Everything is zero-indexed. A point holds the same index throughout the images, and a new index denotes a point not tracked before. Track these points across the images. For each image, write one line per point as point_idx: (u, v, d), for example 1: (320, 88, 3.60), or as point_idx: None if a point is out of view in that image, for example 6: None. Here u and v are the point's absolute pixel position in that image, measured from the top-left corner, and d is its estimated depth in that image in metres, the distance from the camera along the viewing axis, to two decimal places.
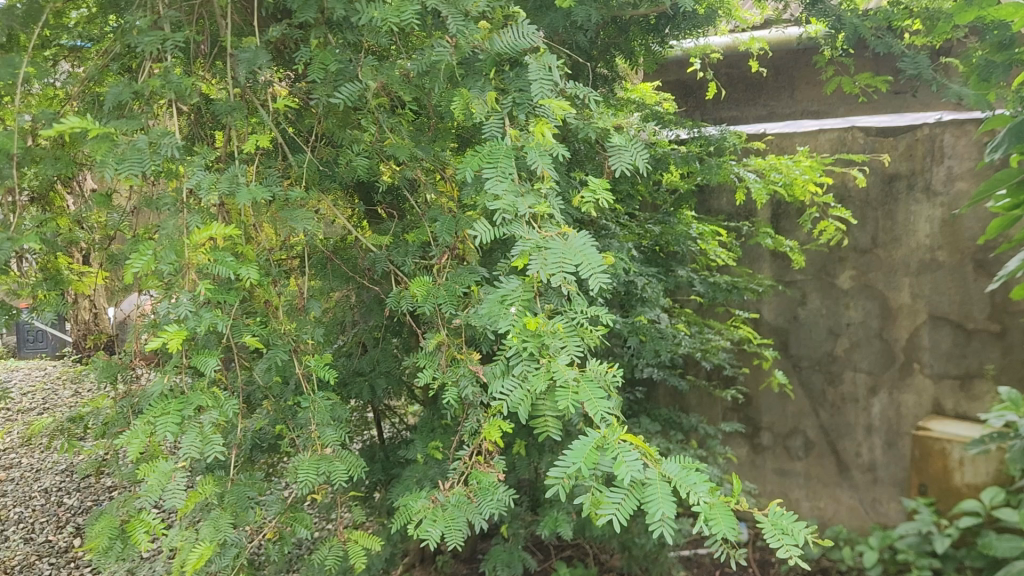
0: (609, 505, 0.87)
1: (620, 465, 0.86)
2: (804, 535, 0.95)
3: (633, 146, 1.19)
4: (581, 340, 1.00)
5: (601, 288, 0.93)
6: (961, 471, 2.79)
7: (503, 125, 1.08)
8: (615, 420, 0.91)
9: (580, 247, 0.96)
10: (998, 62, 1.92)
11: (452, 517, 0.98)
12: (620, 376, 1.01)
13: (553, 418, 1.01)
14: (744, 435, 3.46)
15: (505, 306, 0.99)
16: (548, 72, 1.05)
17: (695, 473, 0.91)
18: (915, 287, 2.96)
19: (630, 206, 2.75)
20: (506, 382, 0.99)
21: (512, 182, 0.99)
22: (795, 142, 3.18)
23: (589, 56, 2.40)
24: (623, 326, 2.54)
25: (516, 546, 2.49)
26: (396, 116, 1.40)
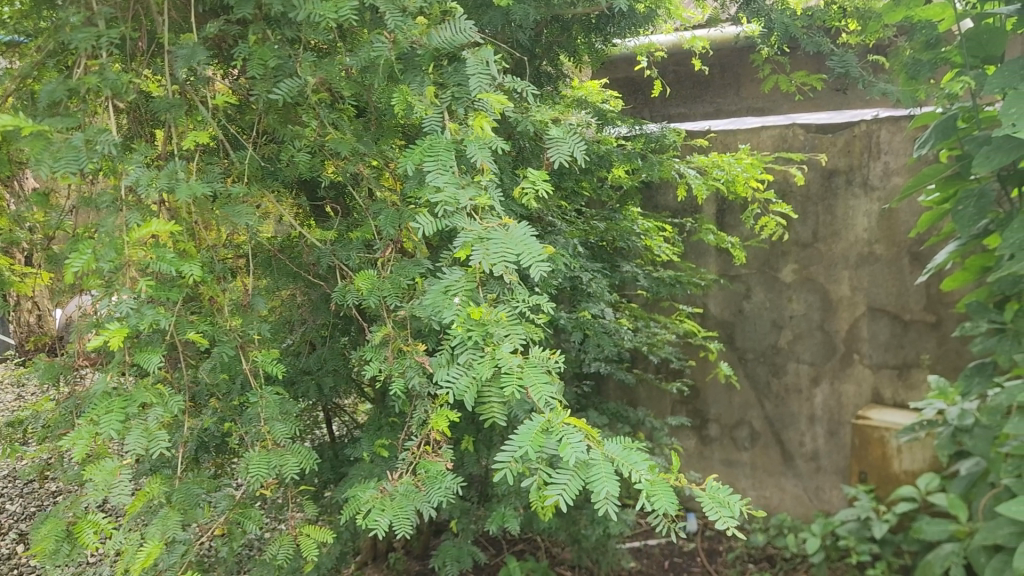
0: (555, 486, 0.90)
1: (565, 447, 0.89)
2: (739, 508, 0.99)
3: (572, 138, 1.20)
4: (524, 329, 1.02)
5: (542, 278, 0.96)
6: (899, 458, 2.88)
7: (443, 119, 1.09)
8: (559, 404, 0.94)
9: (522, 237, 0.98)
10: (924, 61, 2.01)
11: (401, 506, 0.99)
12: (562, 362, 1.03)
13: (499, 405, 1.03)
14: (692, 427, 3.54)
15: (448, 297, 1.01)
16: (486, 66, 1.07)
17: (636, 452, 0.94)
18: (854, 280, 3.05)
19: (576, 203, 2.81)
20: (451, 371, 1.01)
21: (453, 175, 1.01)
22: (737, 139, 3.25)
23: (533, 54, 2.43)
24: (567, 320, 2.58)
25: (466, 540, 2.54)
26: (338, 111, 1.41)
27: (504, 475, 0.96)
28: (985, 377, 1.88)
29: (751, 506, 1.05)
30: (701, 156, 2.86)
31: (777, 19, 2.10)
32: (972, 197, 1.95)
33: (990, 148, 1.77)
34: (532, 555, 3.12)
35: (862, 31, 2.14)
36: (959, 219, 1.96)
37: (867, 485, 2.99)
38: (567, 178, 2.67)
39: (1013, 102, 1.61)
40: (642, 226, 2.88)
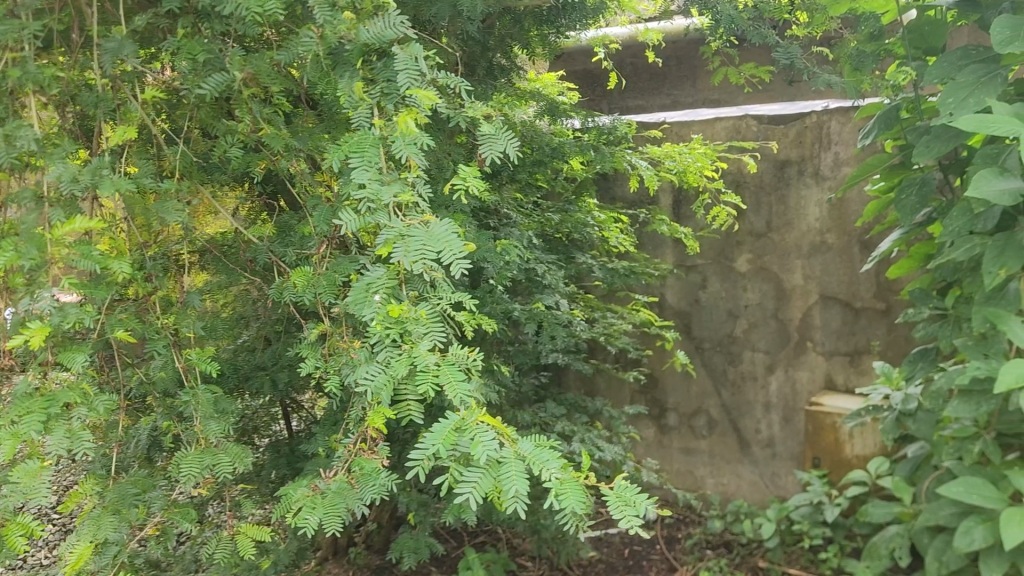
0: (466, 484, 0.90)
1: (476, 445, 0.90)
2: (646, 507, 1.00)
3: (505, 134, 1.21)
4: (444, 326, 1.04)
5: (463, 275, 0.96)
6: (852, 443, 2.94)
7: (373, 115, 1.09)
8: (473, 403, 0.95)
9: (443, 234, 0.99)
10: (868, 53, 2.04)
11: (332, 504, 1.01)
12: (481, 360, 1.04)
13: (417, 402, 1.05)
14: (650, 416, 3.56)
15: (368, 294, 1.01)
16: (416, 62, 1.07)
17: (548, 450, 0.96)
18: (807, 269, 3.10)
19: (531, 195, 2.83)
20: (370, 368, 1.02)
21: (378, 171, 1.02)
22: (692, 130, 3.29)
23: (485, 47, 2.41)
24: (522, 312, 2.57)
25: (423, 533, 2.57)
26: (274, 106, 1.39)
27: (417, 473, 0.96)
28: (928, 362, 1.91)
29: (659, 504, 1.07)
30: (652, 148, 2.89)
31: (723, 11, 2.11)
32: (914, 185, 1.98)
33: (930, 137, 1.80)
34: (493, 546, 3.14)
35: (810, 23, 2.16)
36: (902, 207, 1.99)
37: (820, 470, 3.04)
38: (520, 170, 2.67)
39: (951, 91, 1.65)
40: (596, 218, 2.90)
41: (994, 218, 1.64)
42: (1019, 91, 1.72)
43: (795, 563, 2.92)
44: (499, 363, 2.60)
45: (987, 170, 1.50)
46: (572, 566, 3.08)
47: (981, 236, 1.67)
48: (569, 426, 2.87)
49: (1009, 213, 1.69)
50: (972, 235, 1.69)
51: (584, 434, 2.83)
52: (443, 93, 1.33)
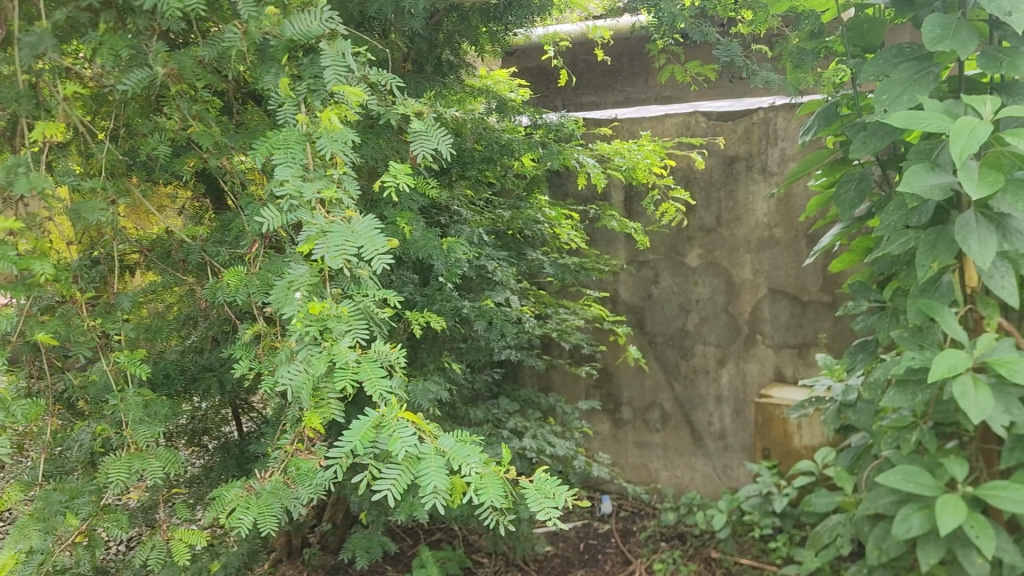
0: (385, 480, 0.96)
1: (395, 441, 0.95)
2: (563, 499, 1.08)
3: (437, 132, 1.22)
4: (367, 323, 1.08)
5: (383, 269, 1.01)
6: (800, 433, 2.97)
7: (299, 113, 1.09)
8: (393, 400, 1.00)
9: (365, 230, 1.02)
10: (808, 50, 2.08)
11: (266, 505, 1.05)
12: (404, 356, 1.09)
13: (337, 402, 1.04)
14: (605, 411, 3.62)
15: (290, 291, 1.04)
16: (343, 58, 1.08)
17: (468, 445, 1.01)
18: (756, 263, 3.13)
19: (481, 191, 2.82)
20: (290, 368, 1.02)
21: (302, 167, 1.04)
22: (642, 127, 3.32)
23: (433, 44, 2.40)
24: (471, 309, 2.54)
25: (376, 532, 2.57)
26: (205, 103, 1.38)
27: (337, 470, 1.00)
28: (868, 353, 1.95)
29: (579, 496, 1.14)
30: (600, 145, 2.91)
31: (665, 8, 2.14)
32: (852, 180, 2.02)
33: (866, 133, 1.83)
34: (448, 544, 3.14)
35: (752, 21, 2.19)
36: (841, 202, 2.02)
37: (770, 462, 3.07)
38: (469, 167, 2.67)
39: (886, 89, 1.68)
40: (546, 215, 2.91)
41: (928, 212, 1.68)
42: (952, 88, 1.76)
43: (748, 553, 2.96)
44: (449, 361, 2.60)
45: (919, 166, 1.53)
46: (528, 561, 3.10)
47: (916, 229, 1.71)
48: (522, 422, 2.88)
49: (943, 208, 1.72)
50: (908, 229, 1.73)
51: (537, 430, 2.85)
52: (374, 91, 1.31)
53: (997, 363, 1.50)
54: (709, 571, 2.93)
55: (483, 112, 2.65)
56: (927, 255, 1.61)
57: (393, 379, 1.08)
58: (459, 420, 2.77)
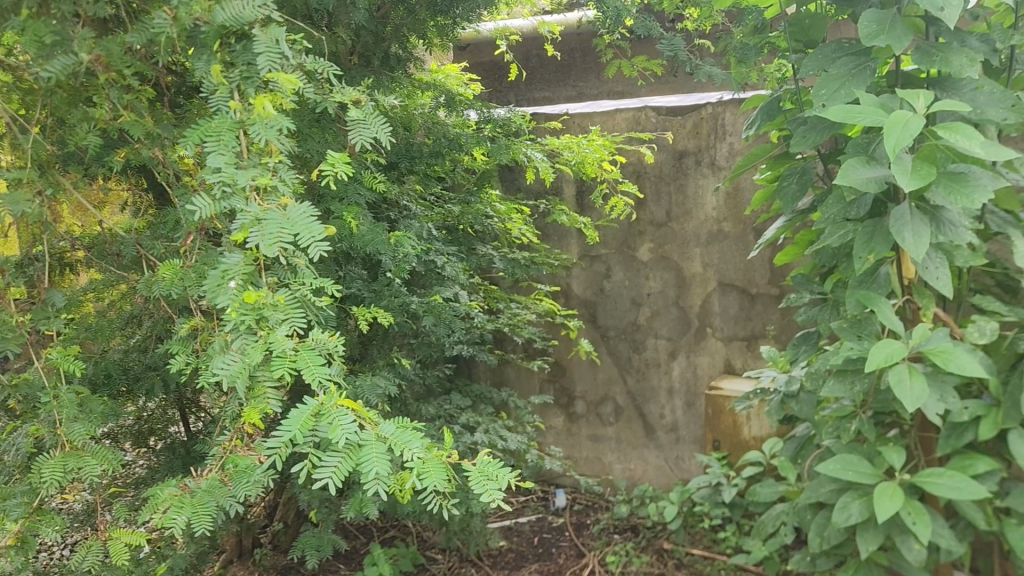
0: (326, 468, 0.97)
1: (335, 429, 0.97)
2: (506, 480, 1.11)
3: (375, 120, 1.22)
4: (304, 312, 1.09)
5: (320, 257, 1.03)
6: (749, 424, 3.01)
7: (232, 100, 1.07)
8: (332, 387, 1.01)
9: (300, 218, 1.04)
10: (751, 45, 2.11)
11: (201, 503, 1.04)
12: (342, 344, 1.10)
13: (272, 388, 1.08)
14: (559, 405, 3.64)
15: (223, 281, 1.03)
16: (277, 45, 1.07)
17: (409, 432, 1.04)
18: (706, 256, 3.17)
19: (431, 186, 2.81)
20: (225, 359, 1.03)
21: (235, 155, 1.04)
22: (592, 121, 3.35)
23: (380, 37, 2.35)
24: (419, 304, 2.53)
25: (326, 530, 2.54)
26: (136, 93, 1.36)
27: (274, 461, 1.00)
28: (811, 345, 1.99)
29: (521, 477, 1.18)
30: (550, 140, 2.96)
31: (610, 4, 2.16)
32: (795, 174, 2.04)
33: (806, 127, 1.87)
34: (402, 541, 3.13)
35: (697, 17, 2.22)
36: (783, 195, 2.05)
37: (719, 453, 3.09)
38: (418, 162, 2.62)
39: (824, 83, 1.71)
40: (496, 209, 2.93)
41: (866, 205, 1.71)
42: (889, 83, 1.80)
43: (700, 544, 3.00)
44: (399, 357, 2.59)
45: (855, 160, 1.57)
46: (482, 557, 3.10)
47: (854, 222, 1.74)
48: (474, 417, 2.88)
49: (881, 200, 1.76)
50: (847, 221, 1.76)
51: (491, 424, 2.86)
52: (311, 80, 1.29)
53: (932, 353, 1.54)
54: (661, 562, 2.95)
55: (432, 106, 2.64)
56: (864, 247, 1.64)
57: (332, 368, 1.09)
58: (410, 416, 2.76)
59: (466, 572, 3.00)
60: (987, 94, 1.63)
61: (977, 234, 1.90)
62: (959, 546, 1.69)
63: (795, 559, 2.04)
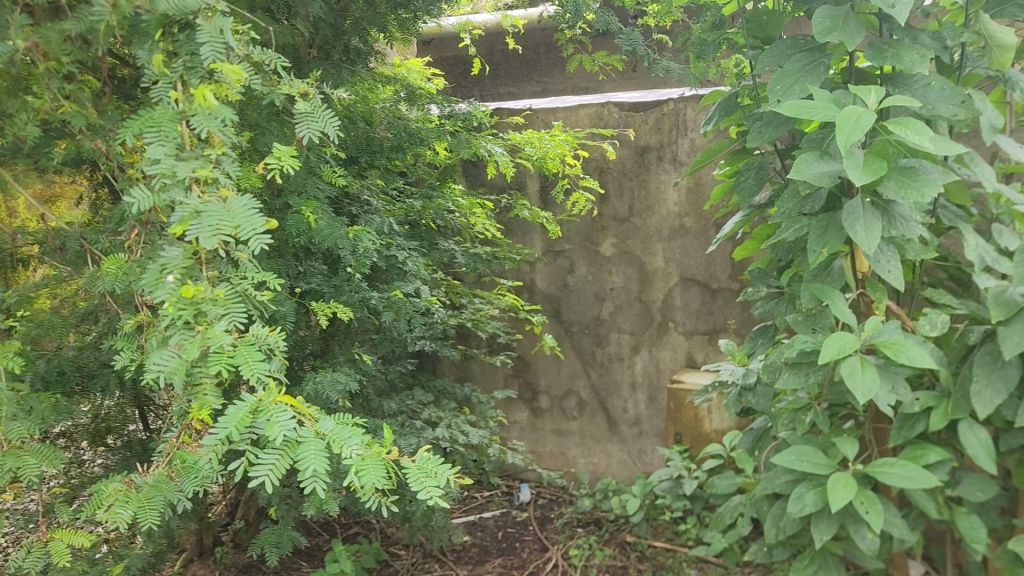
0: (263, 466, 1.02)
1: (273, 426, 1.01)
2: (444, 478, 1.15)
3: (324, 113, 1.25)
4: (245, 306, 1.09)
5: (260, 250, 1.04)
6: (710, 417, 3.03)
7: (174, 91, 1.08)
8: (271, 385, 1.05)
9: (242, 210, 1.05)
10: (709, 41, 2.13)
11: (147, 499, 1.10)
12: (282, 339, 1.12)
13: (212, 385, 1.08)
14: (524, 400, 3.65)
15: (163, 275, 1.04)
16: (221, 33, 1.07)
17: (348, 428, 1.08)
18: (668, 252, 3.19)
19: (392, 180, 2.80)
20: (163, 354, 1.04)
21: (176, 147, 1.05)
22: (555, 117, 3.35)
23: (339, 30, 2.27)
24: (380, 299, 2.53)
25: (286, 526, 2.51)
26: (78, 83, 1.34)
27: (212, 454, 1.06)
28: (768, 338, 2.02)
29: (460, 473, 1.22)
30: (512, 134, 2.96)
31: None
32: (752, 169, 2.06)
33: (762, 123, 1.88)
34: (365, 537, 3.12)
35: (657, 13, 2.23)
36: (740, 189, 2.07)
37: (681, 446, 3.11)
38: (378, 156, 2.60)
39: (780, 79, 1.72)
40: (457, 204, 2.94)
41: (820, 199, 1.73)
42: (843, 79, 1.82)
43: (662, 536, 3.02)
44: (360, 353, 2.57)
45: (809, 154, 1.59)
46: (446, 552, 3.09)
47: (809, 217, 1.76)
48: (436, 412, 2.87)
49: (836, 194, 1.78)
50: (802, 216, 1.78)
51: (455, 419, 2.85)
52: (258, 70, 1.26)
53: (883, 345, 1.56)
54: (624, 555, 2.96)
55: (393, 101, 2.61)
56: (818, 241, 1.66)
57: (272, 363, 1.12)
58: (372, 412, 2.74)
59: (429, 567, 2.99)
60: (938, 91, 1.65)
61: (929, 229, 1.94)
62: (912, 535, 1.72)
63: (752, 550, 2.06)
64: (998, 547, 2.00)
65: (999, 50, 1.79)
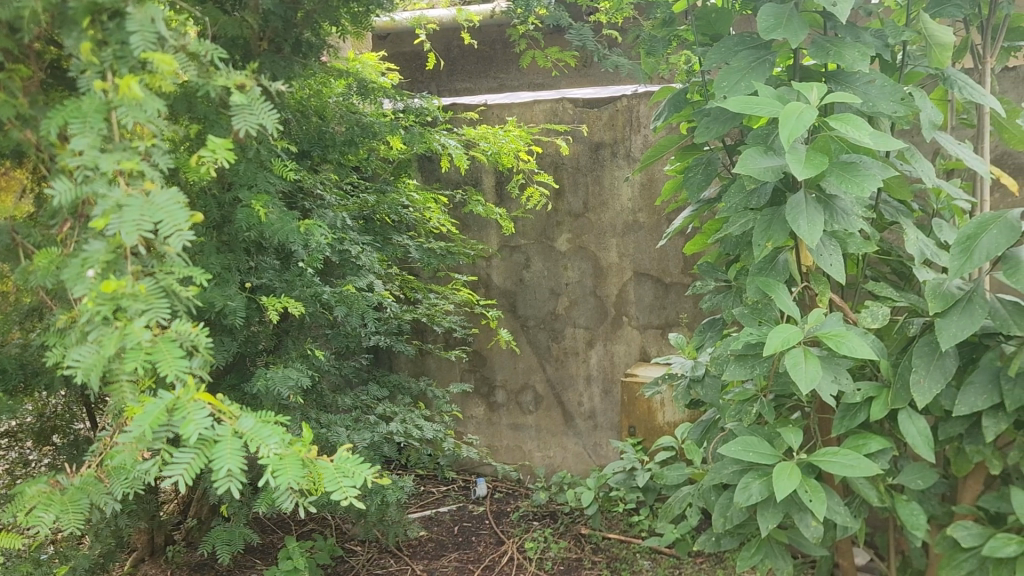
0: (178, 465, 1.07)
1: (188, 424, 1.04)
2: (362, 478, 1.20)
3: (263, 107, 1.25)
4: (169, 302, 1.08)
5: (183, 245, 1.04)
6: (664, 411, 3.06)
7: (102, 80, 1.07)
8: (188, 383, 1.07)
9: (164, 204, 1.05)
10: (658, 38, 2.16)
11: (73, 501, 1.18)
12: (204, 336, 1.15)
13: (129, 385, 1.15)
14: (480, 394, 3.66)
15: (83, 270, 1.05)
16: (152, 23, 1.08)
17: (268, 426, 1.13)
18: (622, 247, 3.21)
19: (346, 175, 2.78)
20: (82, 349, 1.06)
21: (100, 138, 1.05)
22: (510, 112, 3.35)
23: (290, 23, 2.07)
24: (331, 294, 2.52)
25: (238, 524, 2.48)
26: (8, 71, 1.29)
27: (127, 450, 1.12)
28: (716, 331, 2.05)
29: (381, 472, 1.27)
30: (466, 129, 2.97)
31: None
32: (701, 164, 2.09)
33: (709, 118, 1.91)
34: (320, 534, 3.11)
35: (608, 9, 2.25)
36: (689, 184, 2.10)
37: (634, 439, 3.13)
38: (331, 150, 2.57)
39: (727, 76, 1.75)
40: (412, 199, 2.94)
41: (766, 194, 1.76)
42: (787, 76, 1.86)
43: (616, 528, 3.05)
44: (312, 349, 2.54)
45: (754, 149, 1.61)
46: (401, 547, 3.09)
47: (756, 212, 1.79)
48: (391, 407, 2.87)
49: (781, 190, 1.81)
50: (749, 210, 1.81)
51: (410, 414, 2.85)
52: (195, 61, 1.25)
53: (825, 337, 1.59)
54: (578, 547, 2.99)
55: (345, 95, 2.55)
56: (763, 234, 1.69)
57: (193, 359, 1.15)
58: (327, 407, 2.71)
59: (385, 563, 2.98)
60: (879, 88, 1.69)
61: (871, 224, 1.98)
62: (854, 522, 1.76)
63: (700, 538, 2.10)
64: (938, 533, 2.06)
65: (938, 49, 1.82)
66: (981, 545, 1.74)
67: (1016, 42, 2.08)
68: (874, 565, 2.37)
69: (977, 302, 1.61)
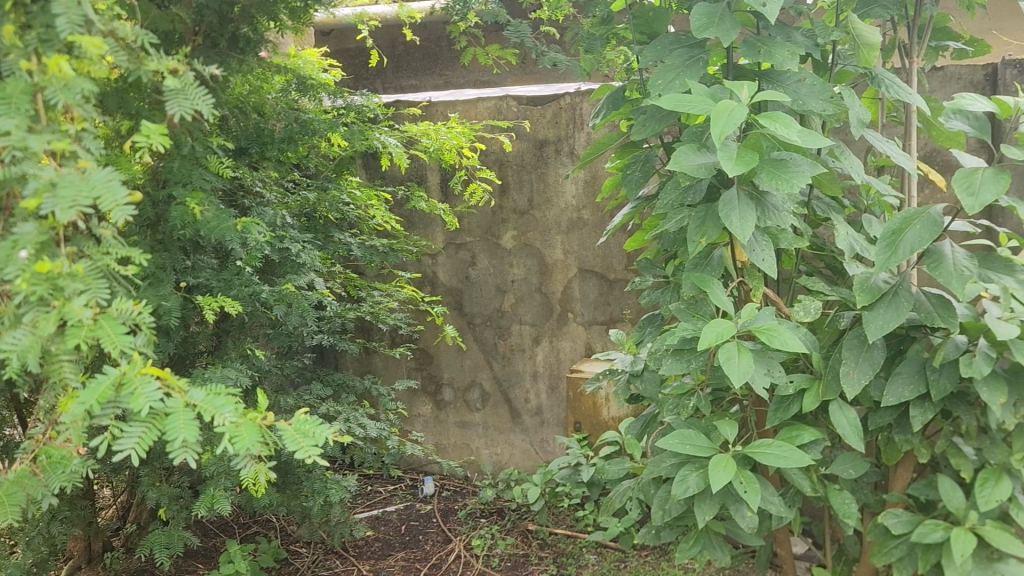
0: (129, 439, 1.07)
1: (138, 398, 1.02)
2: (322, 438, 1.20)
3: (197, 94, 1.23)
4: (107, 283, 1.09)
5: (124, 221, 1.02)
6: (608, 406, 3.08)
7: (27, 62, 1.04)
8: (134, 358, 1.06)
9: (100, 181, 1.03)
10: (597, 35, 2.17)
11: (10, 496, 1.15)
12: (146, 314, 1.16)
13: (70, 363, 1.11)
14: (427, 391, 3.65)
15: (14, 250, 0.99)
16: (78, 6, 1.05)
17: (220, 397, 1.11)
18: (566, 244, 3.22)
19: (286, 171, 2.74)
20: (15, 332, 1.03)
21: (27, 119, 1.02)
22: (454, 110, 3.35)
23: (225, 16, 2.02)
24: (271, 293, 2.49)
25: (177, 527, 2.43)
26: None
27: (73, 432, 1.11)
28: (655, 327, 2.08)
29: (339, 434, 1.27)
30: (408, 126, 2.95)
31: None
32: (639, 162, 2.11)
33: (646, 116, 1.93)
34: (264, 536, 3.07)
35: (548, 8, 2.25)
36: (627, 181, 2.11)
37: (580, 435, 3.15)
38: (268, 147, 2.49)
39: (662, 73, 1.78)
40: (354, 197, 2.90)
41: (701, 191, 1.79)
42: (721, 74, 1.88)
43: (562, 524, 3.08)
44: (253, 349, 2.50)
45: (687, 146, 1.64)
46: (347, 547, 3.07)
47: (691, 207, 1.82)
48: (334, 406, 2.84)
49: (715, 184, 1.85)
50: (684, 207, 1.83)
51: (354, 413, 2.83)
52: (125, 48, 1.22)
53: (758, 331, 1.62)
54: (525, 543, 3.00)
55: (284, 91, 2.46)
56: (698, 231, 1.72)
57: (137, 336, 1.15)
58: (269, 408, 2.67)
59: (331, 564, 2.95)
60: (808, 87, 1.72)
61: (805, 220, 2.02)
62: (787, 511, 1.80)
63: (641, 531, 2.12)
64: (872, 521, 2.12)
65: (866, 49, 1.86)
66: (910, 532, 1.79)
67: (943, 42, 2.14)
68: (812, 555, 2.42)
69: (903, 295, 1.65)
